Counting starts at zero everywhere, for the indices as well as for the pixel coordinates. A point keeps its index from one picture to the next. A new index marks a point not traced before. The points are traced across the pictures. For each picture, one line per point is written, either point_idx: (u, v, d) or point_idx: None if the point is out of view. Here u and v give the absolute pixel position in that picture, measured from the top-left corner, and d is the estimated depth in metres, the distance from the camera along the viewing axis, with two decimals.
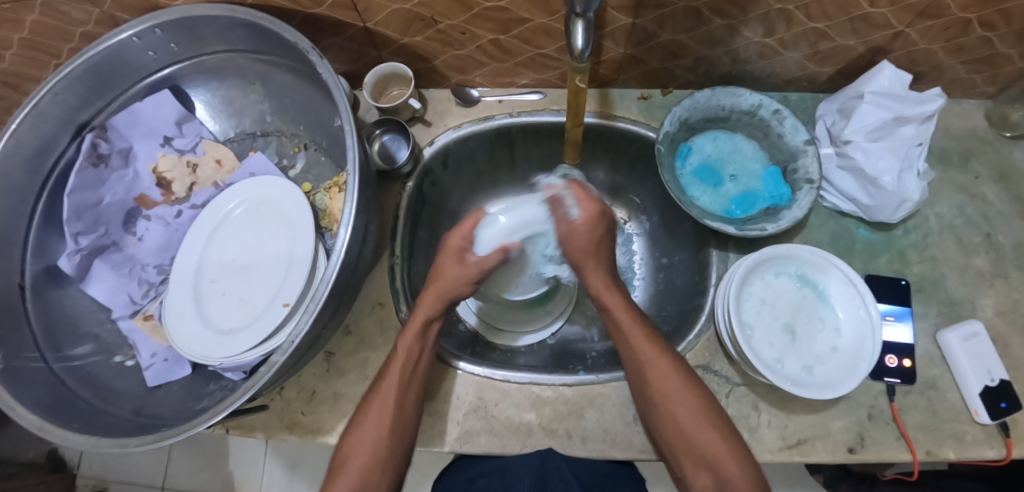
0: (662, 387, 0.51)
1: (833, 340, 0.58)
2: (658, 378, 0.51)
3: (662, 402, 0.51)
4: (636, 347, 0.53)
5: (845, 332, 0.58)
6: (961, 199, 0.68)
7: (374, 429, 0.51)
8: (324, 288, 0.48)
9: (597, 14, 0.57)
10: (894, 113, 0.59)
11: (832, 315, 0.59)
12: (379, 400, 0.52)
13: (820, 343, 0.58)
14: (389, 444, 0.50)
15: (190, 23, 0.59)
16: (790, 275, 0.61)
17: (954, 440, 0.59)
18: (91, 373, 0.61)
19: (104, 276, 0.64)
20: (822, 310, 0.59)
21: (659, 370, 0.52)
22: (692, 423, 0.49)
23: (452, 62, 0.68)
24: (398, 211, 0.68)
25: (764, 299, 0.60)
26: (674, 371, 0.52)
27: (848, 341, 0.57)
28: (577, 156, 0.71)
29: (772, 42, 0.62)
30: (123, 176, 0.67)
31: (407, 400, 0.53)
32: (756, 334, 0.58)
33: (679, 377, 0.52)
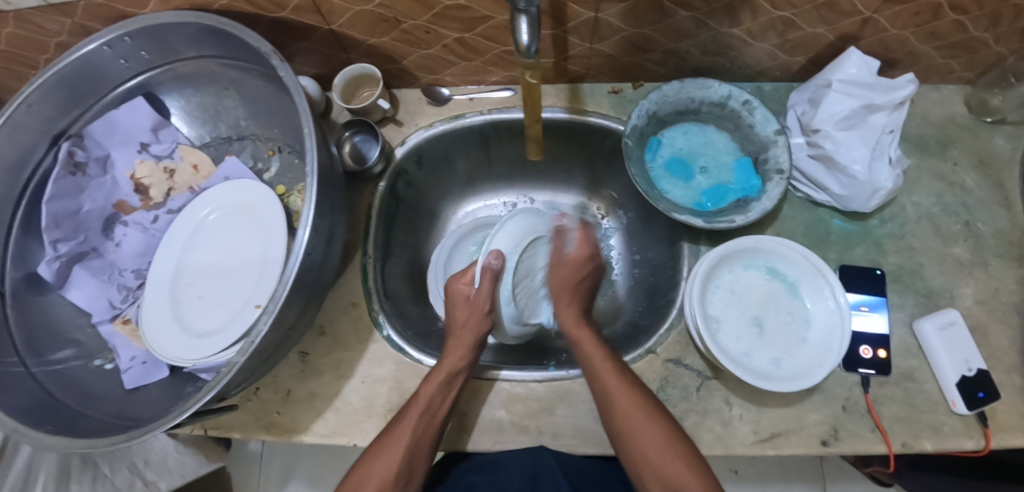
0: (633, 423, 0.51)
1: (804, 332, 0.57)
2: (627, 408, 0.52)
3: (632, 439, 0.51)
4: (605, 379, 0.54)
5: (816, 324, 0.57)
6: (940, 186, 0.67)
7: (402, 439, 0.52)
8: (283, 287, 0.48)
9: (559, 9, 0.56)
10: (863, 100, 0.58)
11: (802, 307, 0.58)
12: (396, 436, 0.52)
13: (791, 335, 0.57)
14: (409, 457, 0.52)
15: (159, 31, 0.60)
16: (759, 268, 0.61)
17: (933, 431, 0.58)
18: (71, 377, 0.62)
19: (84, 282, 0.66)
20: (792, 302, 0.59)
21: (629, 403, 0.52)
22: (660, 455, 0.50)
23: (421, 62, 0.68)
24: (370, 212, 0.68)
25: (733, 290, 0.60)
26: (643, 402, 0.53)
27: (819, 333, 0.56)
28: (538, 152, 0.68)
29: (740, 33, 0.61)
30: (102, 183, 0.68)
31: (423, 446, 0.53)
32: (722, 328, 0.58)
33: (648, 410, 0.52)
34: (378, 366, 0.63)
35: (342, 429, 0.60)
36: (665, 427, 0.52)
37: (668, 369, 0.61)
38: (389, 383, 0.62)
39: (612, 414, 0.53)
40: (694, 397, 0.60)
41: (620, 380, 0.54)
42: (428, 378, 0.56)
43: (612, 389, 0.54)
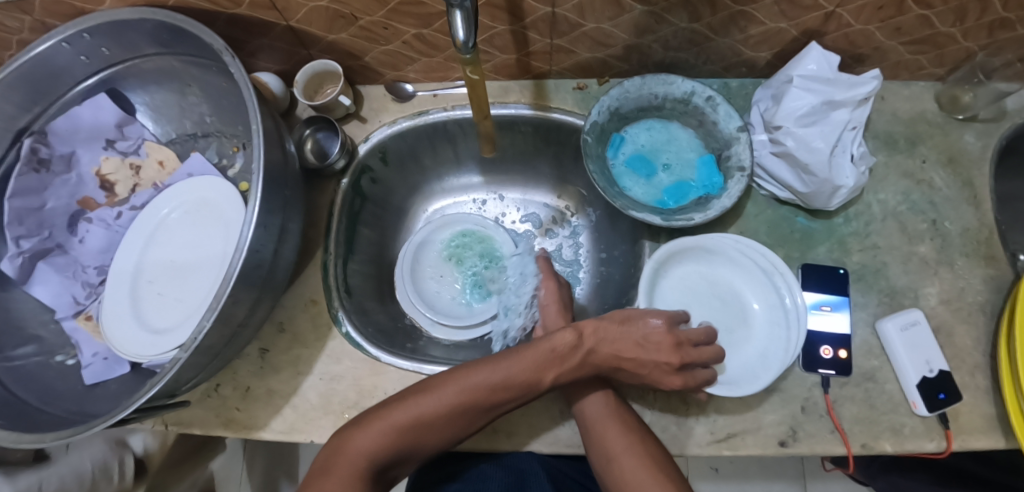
0: (608, 437, 0.52)
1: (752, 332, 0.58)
2: (602, 423, 0.54)
3: (610, 453, 0.51)
4: (583, 397, 0.57)
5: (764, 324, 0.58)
6: (907, 184, 0.66)
7: (450, 397, 0.50)
8: (226, 284, 0.48)
9: (515, 4, 0.56)
10: (824, 96, 0.58)
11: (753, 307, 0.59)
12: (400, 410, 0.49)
13: (750, 348, 0.57)
14: (453, 420, 0.50)
15: (117, 28, 0.60)
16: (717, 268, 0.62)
17: (892, 432, 0.57)
18: (28, 374, 0.62)
19: (48, 278, 0.66)
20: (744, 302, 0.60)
21: (605, 419, 0.54)
22: (633, 466, 0.50)
23: (382, 58, 0.68)
24: (332, 209, 0.68)
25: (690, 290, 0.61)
26: (619, 417, 0.54)
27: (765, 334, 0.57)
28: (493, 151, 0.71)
29: (700, 28, 0.61)
30: (67, 180, 0.69)
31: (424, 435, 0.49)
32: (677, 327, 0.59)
33: (628, 424, 0.53)
34: (337, 364, 0.63)
35: (299, 426, 0.60)
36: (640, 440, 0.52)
37: None
38: (347, 380, 0.62)
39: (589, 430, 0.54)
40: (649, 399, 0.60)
41: (599, 397, 0.56)
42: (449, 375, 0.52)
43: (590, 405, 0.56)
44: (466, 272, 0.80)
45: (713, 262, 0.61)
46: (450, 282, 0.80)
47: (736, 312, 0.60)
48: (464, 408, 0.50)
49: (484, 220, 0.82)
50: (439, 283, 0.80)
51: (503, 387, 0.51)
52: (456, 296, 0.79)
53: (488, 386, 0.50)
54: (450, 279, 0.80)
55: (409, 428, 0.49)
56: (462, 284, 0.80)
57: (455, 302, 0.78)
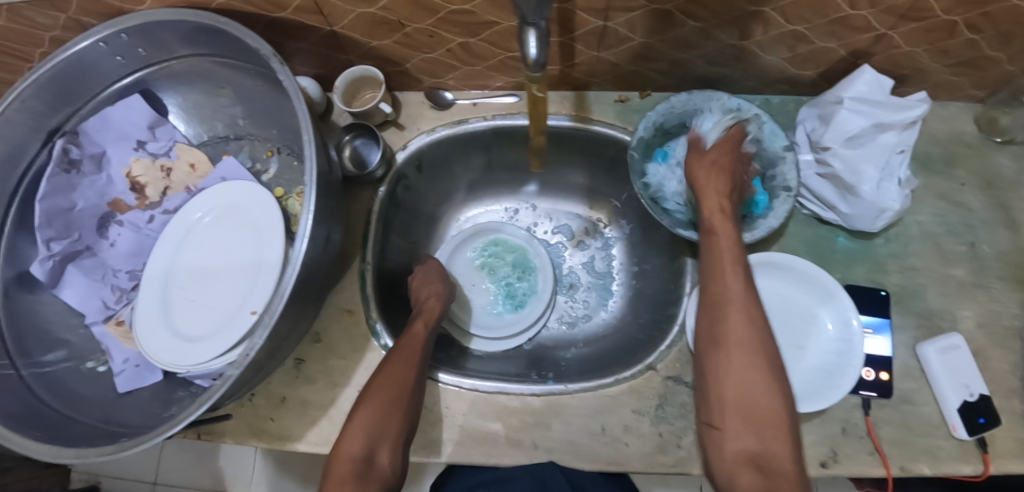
0: (744, 370, 0.46)
1: (821, 358, 0.53)
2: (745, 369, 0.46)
3: (727, 342, 0.48)
4: (727, 315, 0.49)
5: (832, 349, 0.53)
6: (944, 206, 0.65)
7: (401, 372, 0.55)
8: (280, 300, 0.47)
9: (566, 17, 0.55)
10: (874, 119, 0.57)
11: (819, 330, 0.55)
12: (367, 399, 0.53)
13: (818, 369, 0.53)
14: (409, 403, 0.54)
15: (153, 29, 0.58)
16: (779, 284, 0.57)
17: (928, 455, 0.57)
18: (60, 380, 0.61)
19: (76, 281, 0.65)
20: (809, 325, 0.55)
21: (751, 347, 0.47)
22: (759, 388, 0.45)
23: (422, 65, 0.66)
24: (369, 217, 0.67)
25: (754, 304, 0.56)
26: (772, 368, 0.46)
27: (834, 359, 0.52)
28: (541, 165, 0.75)
29: (748, 46, 0.60)
30: (96, 181, 0.67)
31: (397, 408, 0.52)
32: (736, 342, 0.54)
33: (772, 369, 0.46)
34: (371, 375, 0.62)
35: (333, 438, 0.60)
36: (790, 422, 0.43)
37: (667, 386, 0.59)
38: None
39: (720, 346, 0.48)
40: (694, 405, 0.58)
41: (750, 328, 0.47)
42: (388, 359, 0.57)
43: (732, 329, 0.48)
44: (494, 283, 0.80)
45: (779, 278, 0.57)
46: (477, 292, 0.79)
47: (806, 333, 0.55)
48: (410, 390, 0.54)
49: (510, 232, 0.82)
50: (470, 292, 0.79)
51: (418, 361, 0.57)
52: (484, 307, 0.78)
53: (408, 360, 0.57)
54: (477, 288, 0.79)
55: (382, 417, 0.51)
56: (490, 294, 0.79)
57: (483, 312, 0.78)
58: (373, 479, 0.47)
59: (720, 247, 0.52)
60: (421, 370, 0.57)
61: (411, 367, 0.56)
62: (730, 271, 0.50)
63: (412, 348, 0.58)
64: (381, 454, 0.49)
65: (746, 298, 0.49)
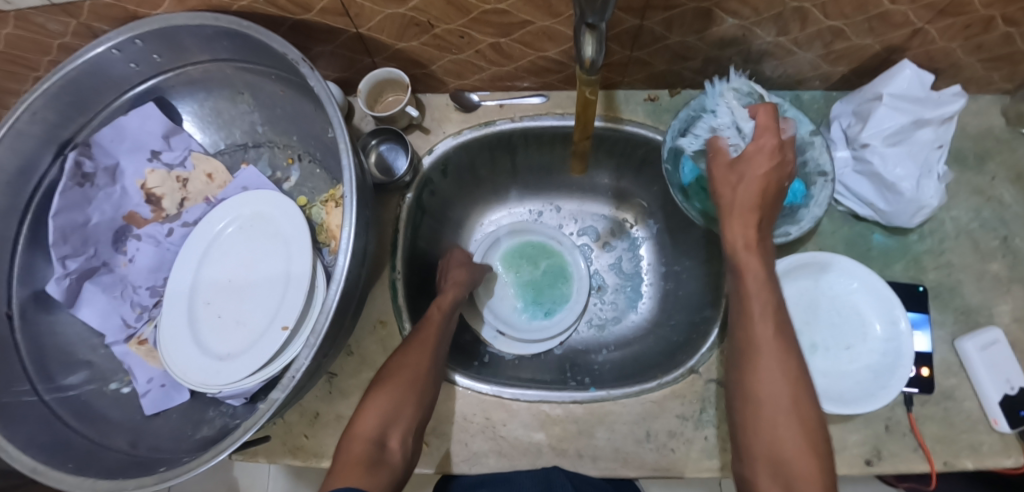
0: (772, 411, 0.41)
1: (869, 359, 0.53)
2: (772, 413, 0.41)
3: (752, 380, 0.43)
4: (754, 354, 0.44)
5: (880, 349, 0.53)
6: (977, 201, 0.65)
7: (420, 354, 0.54)
8: (324, 318, 0.45)
9: None
10: (913, 115, 0.57)
11: (866, 330, 0.54)
12: (386, 377, 0.52)
13: (867, 370, 0.53)
14: (426, 386, 0.52)
15: (171, 33, 0.56)
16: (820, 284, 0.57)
17: (970, 450, 0.57)
18: (85, 403, 0.59)
19: (95, 299, 0.62)
20: (854, 325, 0.55)
21: (784, 394, 0.42)
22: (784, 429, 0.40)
23: (449, 67, 0.64)
24: (398, 224, 0.65)
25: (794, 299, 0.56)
26: (801, 411, 0.41)
27: (884, 359, 0.52)
28: (582, 169, 0.73)
29: (785, 43, 0.59)
30: (111, 194, 0.64)
31: (416, 387, 0.51)
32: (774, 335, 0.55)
33: (802, 418, 0.41)
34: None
35: None
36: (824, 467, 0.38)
37: (711, 388, 0.59)
38: None
39: (747, 379, 0.44)
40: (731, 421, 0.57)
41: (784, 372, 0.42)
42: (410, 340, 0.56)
43: (762, 366, 0.43)
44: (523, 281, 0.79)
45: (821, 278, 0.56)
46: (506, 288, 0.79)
47: (854, 333, 0.55)
48: (427, 372, 0.53)
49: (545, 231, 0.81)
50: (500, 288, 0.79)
51: (437, 347, 0.56)
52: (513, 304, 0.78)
53: (428, 345, 0.55)
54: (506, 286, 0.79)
55: (399, 399, 0.50)
56: (519, 292, 0.79)
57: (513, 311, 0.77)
58: (384, 458, 0.45)
59: (750, 281, 0.47)
60: (440, 356, 0.56)
61: (431, 353, 0.55)
62: (760, 309, 0.45)
63: (433, 330, 0.58)
64: (392, 437, 0.48)
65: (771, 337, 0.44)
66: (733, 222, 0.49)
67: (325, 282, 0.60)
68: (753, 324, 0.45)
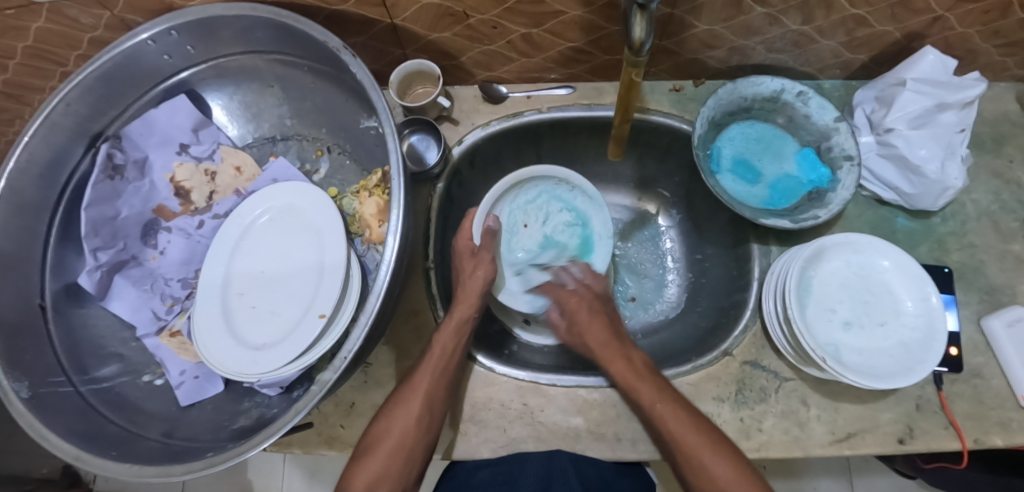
0: (711, 468, 0.47)
1: (902, 334, 0.54)
2: (715, 468, 0.47)
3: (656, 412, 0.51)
4: (641, 391, 0.53)
5: (915, 324, 0.54)
6: (997, 184, 0.67)
7: (410, 409, 0.52)
8: (375, 300, 0.47)
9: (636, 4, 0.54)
10: (937, 99, 0.58)
11: (899, 307, 0.55)
12: (382, 424, 0.52)
13: (904, 347, 0.53)
14: (417, 442, 0.51)
15: (208, 25, 0.57)
16: (851, 267, 0.58)
17: (1001, 427, 0.57)
18: (120, 395, 0.59)
19: (126, 292, 0.62)
20: (887, 302, 0.56)
21: (710, 450, 0.48)
22: (727, 481, 0.46)
23: (479, 58, 0.65)
24: (430, 214, 0.66)
25: (824, 291, 0.57)
26: (726, 456, 0.48)
27: (918, 334, 0.53)
28: (620, 154, 0.69)
29: (810, 31, 0.60)
30: (140, 187, 0.64)
31: (408, 439, 0.51)
32: (815, 324, 0.56)
33: (730, 463, 0.47)
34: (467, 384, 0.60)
35: None
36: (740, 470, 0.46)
37: (745, 371, 0.60)
38: (461, 394, 0.59)
39: (676, 452, 0.49)
40: (759, 389, 0.59)
41: (696, 430, 0.49)
42: (422, 368, 0.55)
43: (672, 424, 0.50)
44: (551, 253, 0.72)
45: (858, 263, 0.58)
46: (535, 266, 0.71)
47: (888, 310, 0.56)
48: (417, 431, 0.51)
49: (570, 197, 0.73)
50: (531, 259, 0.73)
51: (436, 388, 0.54)
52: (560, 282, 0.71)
53: (418, 399, 0.52)
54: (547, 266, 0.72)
55: (390, 458, 0.50)
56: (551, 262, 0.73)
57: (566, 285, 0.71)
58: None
59: (620, 373, 0.56)
60: (435, 408, 0.53)
61: (421, 412, 0.52)
62: (651, 389, 0.53)
63: (432, 369, 0.54)
64: None
65: (651, 380, 0.54)
66: (592, 339, 0.61)
67: (359, 272, 0.60)
68: (641, 392, 0.53)
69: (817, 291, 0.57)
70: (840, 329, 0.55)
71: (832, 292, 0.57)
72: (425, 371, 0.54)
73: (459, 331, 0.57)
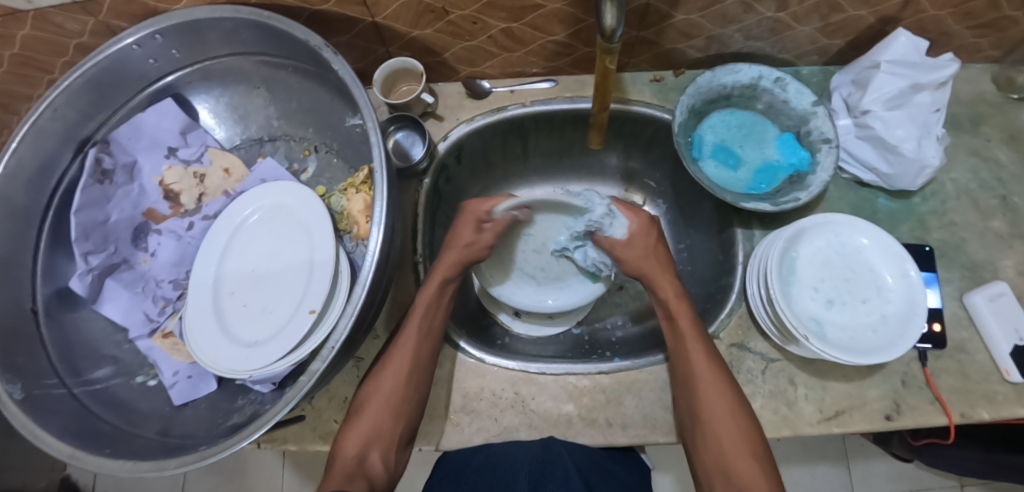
0: (725, 436, 0.50)
1: (882, 307, 0.55)
2: (728, 439, 0.50)
3: (697, 383, 0.53)
4: (689, 358, 0.55)
5: (893, 298, 0.55)
6: (976, 162, 0.68)
7: (394, 370, 0.53)
8: (361, 290, 0.48)
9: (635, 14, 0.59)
10: (911, 80, 0.59)
11: (880, 282, 0.56)
12: (378, 385, 0.53)
13: (885, 320, 0.54)
14: (402, 402, 0.53)
15: (192, 28, 0.58)
16: (830, 243, 0.58)
17: (987, 400, 0.58)
18: (113, 396, 0.59)
19: (117, 295, 0.62)
20: (868, 278, 0.57)
21: (733, 427, 0.51)
22: (744, 467, 0.49)
23: (462, 54, 0.66)
24: (417, 209, 0.67)
25: (808, 264, 0.58)
26: (752, 442, 0.50)
27: (899, 308, 0.54)
28: (600, 142, 0.69)
29: (784, 17, 0.61)
30: (129, 191, 0.65)
31: (398, 397, 0.53)
32: (795, 297, 0.57)
33: (752, 450, 0.50)
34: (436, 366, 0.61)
35: None
36: (761, 466, 0.48)
37: (732, 353, 0.61)
38: (451, 384, 0.60)
39: (701, 425, 0.52)
40: (750, 371, 0.60)
41: (728, 402, 0.52)
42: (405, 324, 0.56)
43: (709, 394, 0.52)
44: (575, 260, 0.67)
45: (842, 236, 0.58)
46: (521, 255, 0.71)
47: (870, 285, 0.57)
48: (402, 391, 0.53)
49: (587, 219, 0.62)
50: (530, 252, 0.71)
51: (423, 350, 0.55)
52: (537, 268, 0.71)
53: (407, 364, 0.54)
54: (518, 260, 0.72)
55: (379, 420, 0.52)
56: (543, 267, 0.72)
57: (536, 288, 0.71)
58: (362, 479, 0.49)
59: (683, 329, 0.57)
60: (421, 372, 0.55)
61: (408, 377, 0.54)
62: (696, 350, 0.55)
63: (419, 327, 0.56)
64: (372, 456, 0.51)
65: (708, 360, 0.54)
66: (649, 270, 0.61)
67: (348, 268, 0.61)
68: (693, 362, 0.54)
69: (806, 256, 0.58)
70: (812, 300, 0.56)
71: (824, 254, 0.58)
72: (410, 335, 0.55)
73: (440, 291, 0.58)
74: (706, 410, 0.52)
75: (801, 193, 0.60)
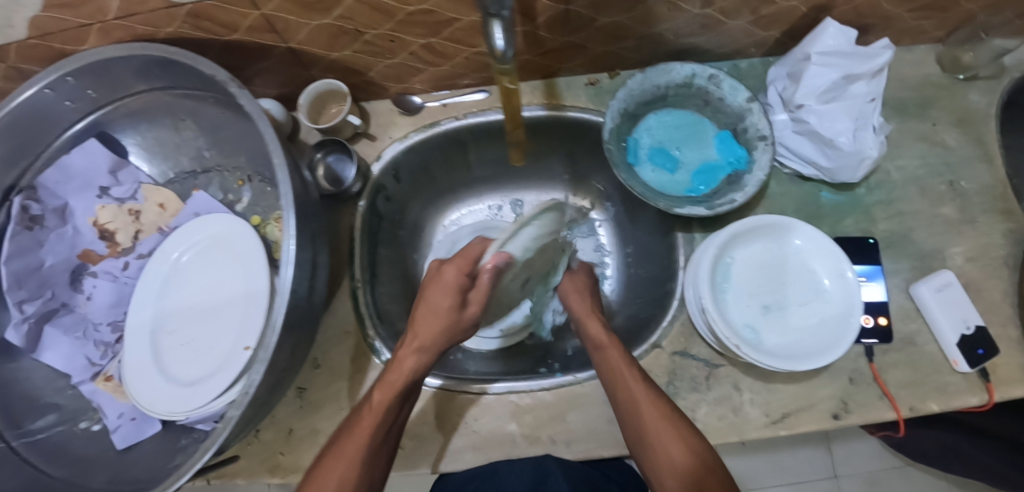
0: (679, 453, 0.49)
1: (818, 309, 0.54)
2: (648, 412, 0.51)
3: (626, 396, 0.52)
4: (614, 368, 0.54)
5: (830, 298, 0.54)
6: (923, 148, 0.66)
7: (353, 450, 0.47)
8: (272, 332, 0.47)
9: (558, 22, 0.57)
10: (844, 71, 0.58)
11: (816, 284, 0.55)
12: (337, 460, 0.47)
13: (821, 324, 0.54)
14: (360, 483, 0.47)
15: (101, 67, 0.56)
16: (768, 246, 0.57)
17: (937, 392, 0.57)
18: (58, 444, 0.60)
19: (57, 342, 0.62)
20: (805, 280, 0.56)
21: (662, 425, 0.50)
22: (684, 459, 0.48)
23: (387, 72, 0.65)
24: (353, 233, 0.66)
25: (744, 270, 0.57)
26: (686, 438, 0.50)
27: (835, 309, 0.53)
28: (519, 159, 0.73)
29: (713, 13, 0.59)
30: (63, 234, 0.64)
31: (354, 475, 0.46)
32: (731, 305, 0.55)
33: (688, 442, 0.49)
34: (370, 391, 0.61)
35: None
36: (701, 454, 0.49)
37: (675, 361, 0.60)
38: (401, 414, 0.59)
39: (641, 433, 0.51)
40: (697, 378, 0.59)
41: (662, 412, 0.51)
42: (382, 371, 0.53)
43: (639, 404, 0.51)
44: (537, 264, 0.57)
45: (787, 248, 0.57)
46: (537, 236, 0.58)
47: (806, 287, 0.56)
48: (360, 474, 0.47)
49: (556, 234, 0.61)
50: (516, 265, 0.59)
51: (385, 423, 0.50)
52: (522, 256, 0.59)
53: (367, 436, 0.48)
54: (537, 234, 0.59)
55: None
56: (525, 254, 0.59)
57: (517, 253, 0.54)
58: None
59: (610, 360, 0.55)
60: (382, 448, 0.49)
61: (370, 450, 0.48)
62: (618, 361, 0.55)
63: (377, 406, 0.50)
64: None
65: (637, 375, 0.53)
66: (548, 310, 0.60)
67: None
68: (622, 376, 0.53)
69: (741, 267, 0.57)
70: (748, 307, 0.55)
71: (767, 269, 0.57)
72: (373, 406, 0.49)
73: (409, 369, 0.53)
74: (648, 426, 0.50)
75: (739, 194, 0.59)
